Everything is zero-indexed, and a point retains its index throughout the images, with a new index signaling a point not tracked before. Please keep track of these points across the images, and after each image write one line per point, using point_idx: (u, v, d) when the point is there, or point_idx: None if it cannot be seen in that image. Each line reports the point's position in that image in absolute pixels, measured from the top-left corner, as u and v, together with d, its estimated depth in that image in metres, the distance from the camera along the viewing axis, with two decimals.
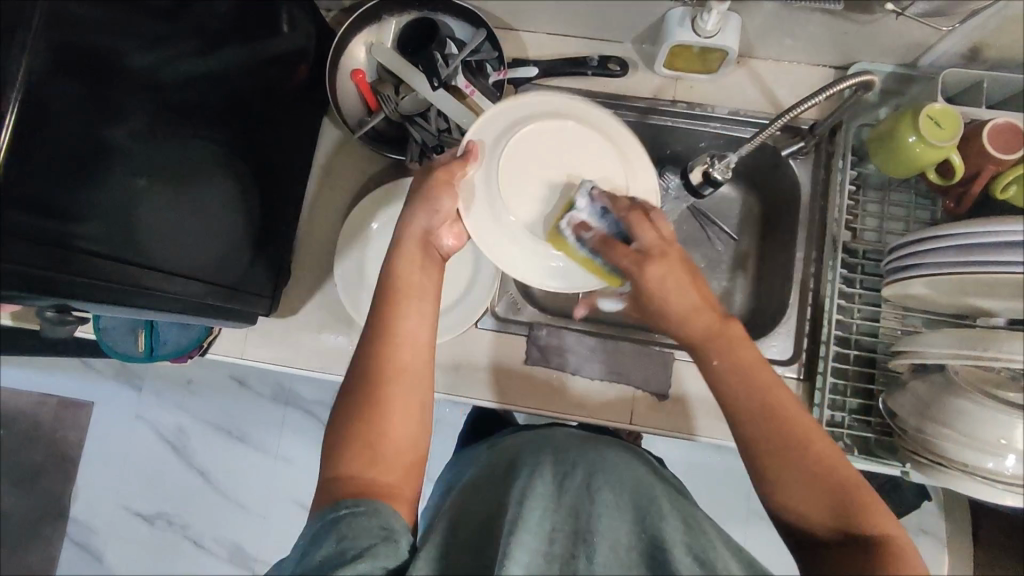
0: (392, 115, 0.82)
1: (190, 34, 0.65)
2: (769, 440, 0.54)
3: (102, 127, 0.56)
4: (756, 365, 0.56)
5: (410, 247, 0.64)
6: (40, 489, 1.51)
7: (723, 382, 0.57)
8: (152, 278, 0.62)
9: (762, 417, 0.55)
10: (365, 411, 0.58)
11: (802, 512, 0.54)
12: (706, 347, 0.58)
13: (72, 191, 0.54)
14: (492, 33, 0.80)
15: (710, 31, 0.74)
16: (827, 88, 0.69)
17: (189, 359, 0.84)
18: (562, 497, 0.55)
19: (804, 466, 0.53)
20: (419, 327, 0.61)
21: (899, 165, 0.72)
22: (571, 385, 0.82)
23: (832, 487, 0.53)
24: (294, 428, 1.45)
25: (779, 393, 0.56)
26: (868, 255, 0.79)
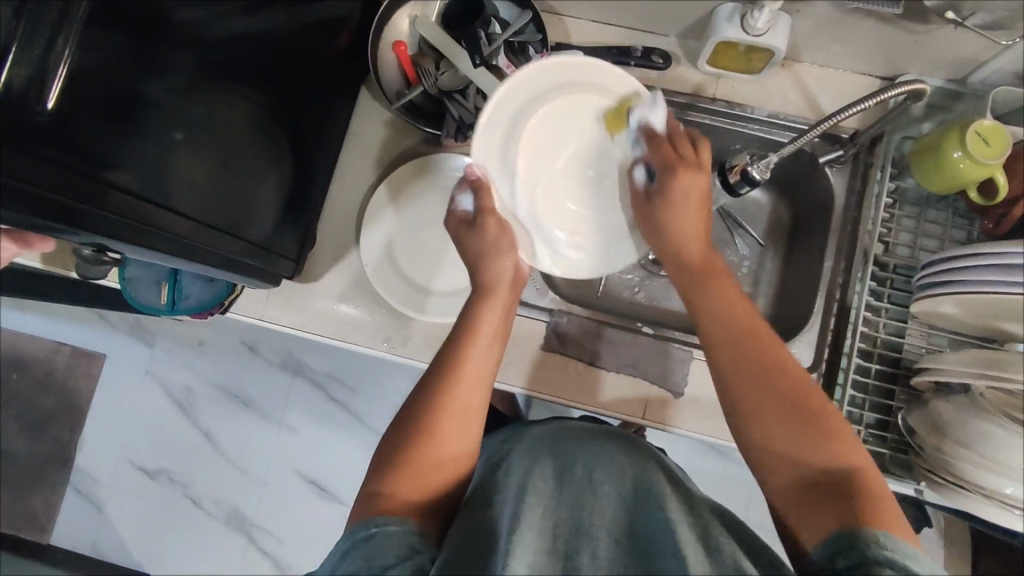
0: (431, 89, 0.82)
1: None
2: (750, 366, 0.60)
3: (148, 77, 0.57)
4: (738, 299, 0.65)
5: (491, 294, 0.70)
6: (48, 436, 1.53)
7: (712, 328, 0.63)
8: (184, 228, 0.63)
9: (753, 359, 0.60)
10: (420, 438, 0.60)
11: (773, 438, 0.57)
12: (695, 279, 0.67)
13: (112, 135, 0.54)
14: (538, 16, 0.80)
15: (761, 28, 0.73)
16: (875, 95, 0.68)
17: (209, 317, 0.84)
18: (563, 488, 0.56)
19: (779, 388, 0.58)
20: (483, 364, 0.66)
21: (940, 181, 0.71)
22: (588, 375, 0.81)
23: (811, 412, 0.57)
24: (301, 398, 1.46)
25: (755, 322, 0.63)
26: (899, 270, 0.78)
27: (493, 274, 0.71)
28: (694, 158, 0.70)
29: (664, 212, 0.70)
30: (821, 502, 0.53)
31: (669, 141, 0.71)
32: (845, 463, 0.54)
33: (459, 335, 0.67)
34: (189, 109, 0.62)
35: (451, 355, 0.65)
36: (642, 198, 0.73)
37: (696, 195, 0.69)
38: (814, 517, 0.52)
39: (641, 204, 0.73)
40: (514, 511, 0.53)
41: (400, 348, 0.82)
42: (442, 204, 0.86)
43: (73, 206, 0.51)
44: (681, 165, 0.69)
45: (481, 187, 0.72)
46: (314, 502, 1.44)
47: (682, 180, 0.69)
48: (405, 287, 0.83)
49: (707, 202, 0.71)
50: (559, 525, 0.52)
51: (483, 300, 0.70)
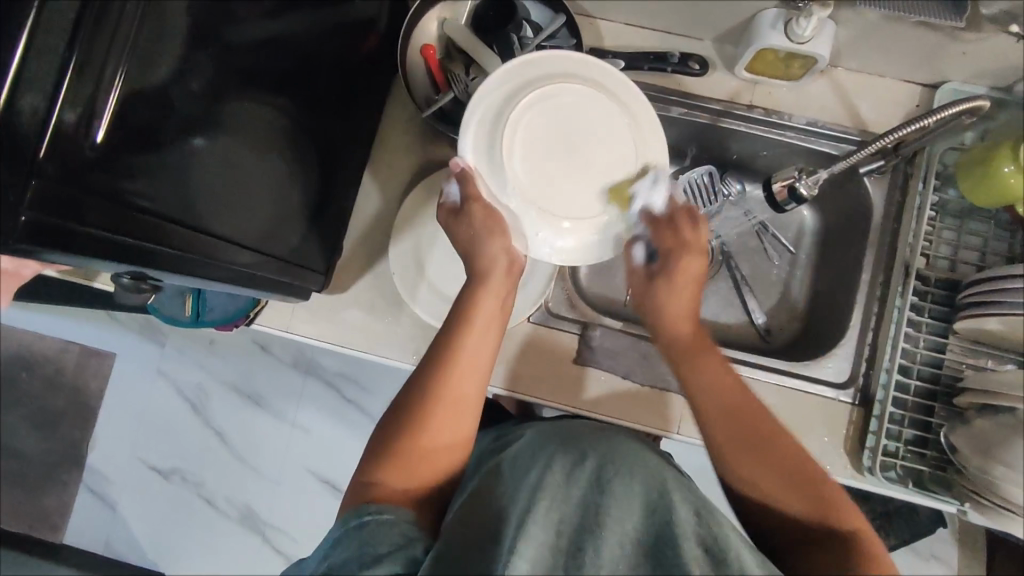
0: (461, 96, 0.79)
1: None
2: (737, 435, 0.61)
3: (184, 92, 0.54)
4: (735, 387, 0.64)
5: (490, 282, 0.67)
6: (59, 435, 1.52)
7: (702, 400, 0.64)
8: (225, 249, 0.62)
9: (736, 422, 0.61)
10: (414, 424, 0.60)
11: (759, 485, 0.58)
12: (682, 362, 0.67)
13: (157, 160, 0.53)
14: (572, 19, 0.77)
15: (806, 36, 0.71)
16: (931, 114, 0.67)
17: (234, 328, 0.83)
18: (573, 487, 0.53)
19: (763, 445, 0.60)
20: (480, 355, 0.65)
21: (987, 196, 0.70)
22: (621, 390, 0.79)
23: (800, 482, 0.57)
24: (315, 398, 1.45)
25: (741, 398, 0.63)
26: (940, 284, 0.76)
27: (489, 260, 0.67)
28: (687, 238, 0.70)
29: (662, 297, 0.70)
30: (816, 565, 0.53)
31: (674, 226, 0.70)
32: (833, 523, 0.55)
33: (454, 324, 0.65)
34: (218, 118, 0.59)
35: (445, 345, 0.64)
36: (643, 277, 0.72)
37: (688, 276, 0.70)
38: (797, 564, 0.55)
39: (641, 284, 0.72)
40: (522, 514, 0.51)
41: None
42: None
43: (122, 240, 0.51)
44: (677, 251, 0.70)
45: (468, 178, 0.67)
46: (328, 502, 1.44)
47: (688, 263, 0.70)
48: (431, 296, 0.81)
49: (699, 280, 0.71)
50: (561, 526, 0.50)
51: (475, 285, 0.67)
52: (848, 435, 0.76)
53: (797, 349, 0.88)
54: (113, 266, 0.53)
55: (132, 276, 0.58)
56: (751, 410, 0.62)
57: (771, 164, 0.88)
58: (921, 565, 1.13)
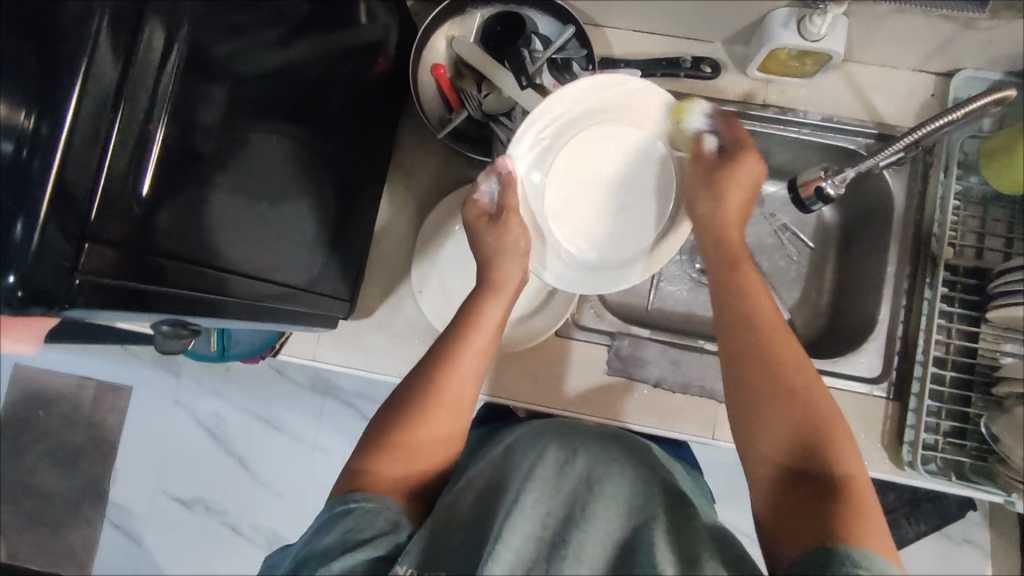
0: (475, 113, 0.79)
1: (271, 22, 0.60)
2: (760, 356, 0.58)
3: (196, 128, 0.53)
4: (774, 313, 0.62)
5: (499, 286, 0.68)
6: (80, 472, 1.51)
7: (727, 322, 0.62)
8: (240, 285, 0.61)
9: (757, 358, 0.58)
10: (410, 418, 0.60)
11: (767, 424, 0.56)
12: (728, 265, 0.66)
13: (173, 199, 0.52)
14: (580, 30, 0.77)
15: (820, 34, 0.71)
16: (964, 105, 0.66)
17: (259, 359, 0.82)
18: (560, 484, 0.54)
19: (786, 381, 0.57)
20: (481, 355, 0.64)
21: (1013, 179, 0.69)
22: (651, 398, 0.79)
23: (814, 421, 0.55)
24: (335, 419, 1.44)
25: (778, 324, 0.61)
26: (969, 273, 0.75)
27: (502, 274, 0.69)
28: (728, 145, 0.70)
29: (711, 186, 0.69)
30: (795, 520, 0.50)
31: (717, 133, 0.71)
32: (837, 471, 0.52)
33: (458, 326, 0.65)
34: (239, 151, 0.59)
35: (449, 344, 0.64)
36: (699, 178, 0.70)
37: (744, 179, 0.68)
38: (788, 520, 0.50)
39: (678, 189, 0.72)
40: (509, 504, 0.52)
41: None
42: None
43: (140, 287, 0.49)
44: (731, 156, 0.69)
45: (509, 183, 0.70)
46: None
47: (727, 168, 0.68)
48: None
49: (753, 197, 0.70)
50: (546, 520, 0.52)
51: (486, 291, 0.68)
52: (885, 430, 0.76)
53: (824, 346, 0.87)
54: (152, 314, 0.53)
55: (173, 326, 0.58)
56: (785, 336, 0.59)
57: (787, 161, 0.87)
58: (949, 548, 1.07)
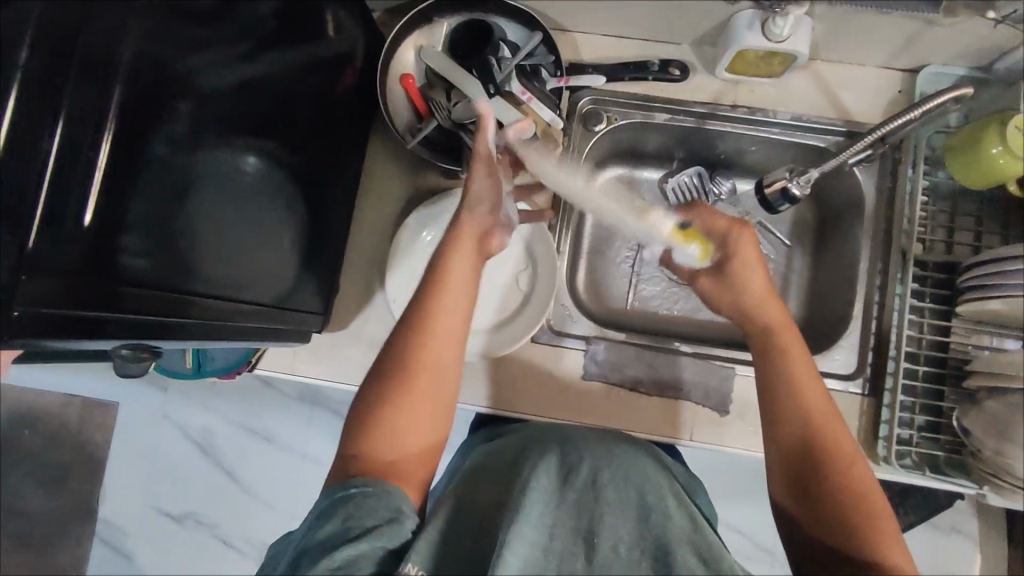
0: (444, 122, 0.79)
1: (227, 37, 0.66)
2: (805, 448, 0.59)
3: (140, 144, 0.57)
4: (824, 401, 0.61)
5: (459, 241, 0.67)
6: (68, 490, 1.50)
7: (781, 402, 0.61)
8: (200, 304, 0.62)
9: (804, 436, 0.59)
10: (390, 390, 0.60)
11: (808, 513, 0.57)
12: (767, 350, 0.65)
13: (114, 220, 0.54)
14: (549, 36, 0.77)
15: (783, 35, 0.71)
16: (920, 105, 0.67)
17: (237, 374, 0.82)
18: (566, 490, 0.52)
19: (830, 473, 0.57)
20: (454, 319, 0.64)
21: (977, 176, 0.69)
22: (628, 402, 0.79)
23: (861, 514, 0.55)
24: (323, 429, 1.44)
25: (826, 413, 0.60)
26: (938, 267, 0.76)
27: (465, 224, 0.69)
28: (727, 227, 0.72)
29: (734, 282, 0.70)
30: None
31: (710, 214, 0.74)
32: (881, 563, 0.53)
33: (427, 291, 0.64)
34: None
35: (416, 311, 0.64)
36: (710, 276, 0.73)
37: (756, 288, 0.69)
38: None
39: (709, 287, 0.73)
40: (513, 509, 0.49)
41: None
42: None
43: (83, 315, 0.50)
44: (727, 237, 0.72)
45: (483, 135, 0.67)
46: None
47: (729, 254, 0.71)
48: None
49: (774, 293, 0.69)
50: (554, 528, 0.49)
51: (445, 255, 0.67)
52: (861, 426, 0.76)
53: (802, 343, 0.87)
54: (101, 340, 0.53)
55: (132, 349, 0.57)
56: (834, 426, 0.59)
57: (760, 160, 0.87)
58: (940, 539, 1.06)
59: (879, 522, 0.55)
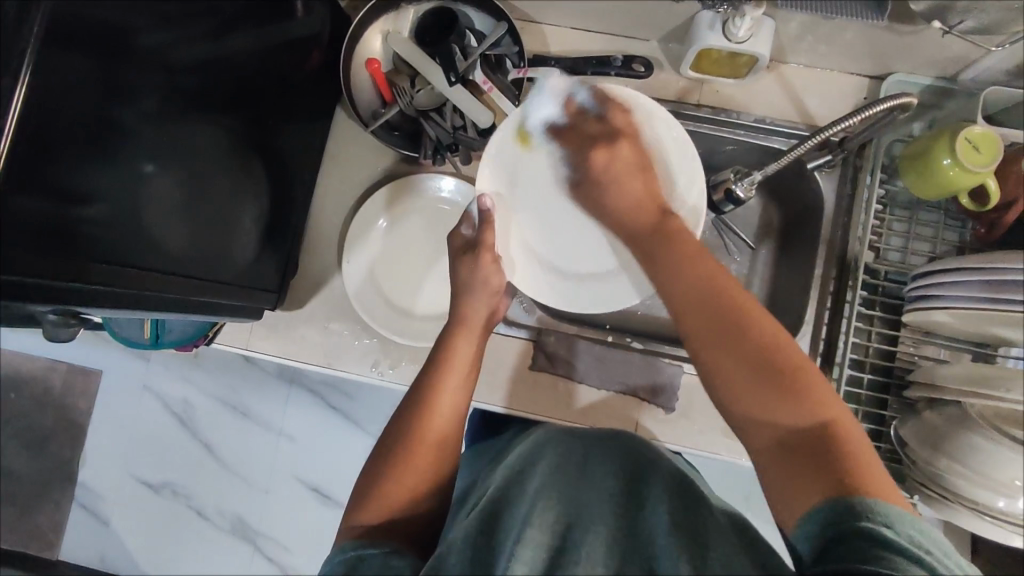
0: (407, 109, 0.80)
1: (202, 16, 0.64)
2: (716, 325, 0.53)
3: (113, 104, 0.56)
4: (711, 268, 0.57)
5: (468, 326, 0.69)
6: (48, 454, 1.53)
7: (676, 296, 0.57)
8: (146, 280, 0.60)
9: (725, 336, 0.52)
10: (396, 464, 0.60)
11: (732, 382, 0.51)
12: (649, 247, 0.63)
13: (69, 170, 0.53)
14: (513, 26, 0.76)
15: (742, 36, 0.71)
16: (865, 109, 0.66)
17: (196, 347, 0.84)
18: (567, 488, 0.52)
19: (756, 355, 0.51)
20: (458, 394, 0.65)
21: (929, 187, 0.69)
22: (576, 395, 0.80)
23: (781, 372, 0.50)
24: (299, 406, 1.46)
25: (722, 280, 0.55)
26: (890, 276, 0.76)
27: (469, 310, 0.70)
28: (619, 122, 0.69)
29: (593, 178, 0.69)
30: (793, 467, 0.48)
31: (602, 140, 0.69)
32: (821, 421, 0.48)
33: (434, 367, 0.66)
34: (169, 138, 0.62)
35: (425, 386, 0.65)
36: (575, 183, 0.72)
37: (626, 161, 0.67)
38: (790, 483, 0.47)
39: (577, 196, 0.72)
40: (525, 511, 0.50)
41: (387, 373, 0.81)
42: (424, 226, 0.84)
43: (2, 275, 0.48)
44: (609, 133, 0.69)
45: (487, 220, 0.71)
46: (316, 509, 1.45)
47: (597, 156, 0.68)
48: (384, 309, 0.81)
49: (648, 167, 0.68)
50: (558, 524, 0.48)
51: (454, 333, 0.69)
52: None
53: None
54: (25, 305, 0.51)
55: (61, 314, 0.56)
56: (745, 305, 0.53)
57: (726, 161, 0.87)
58: None
59: (804, 373, 0.50)
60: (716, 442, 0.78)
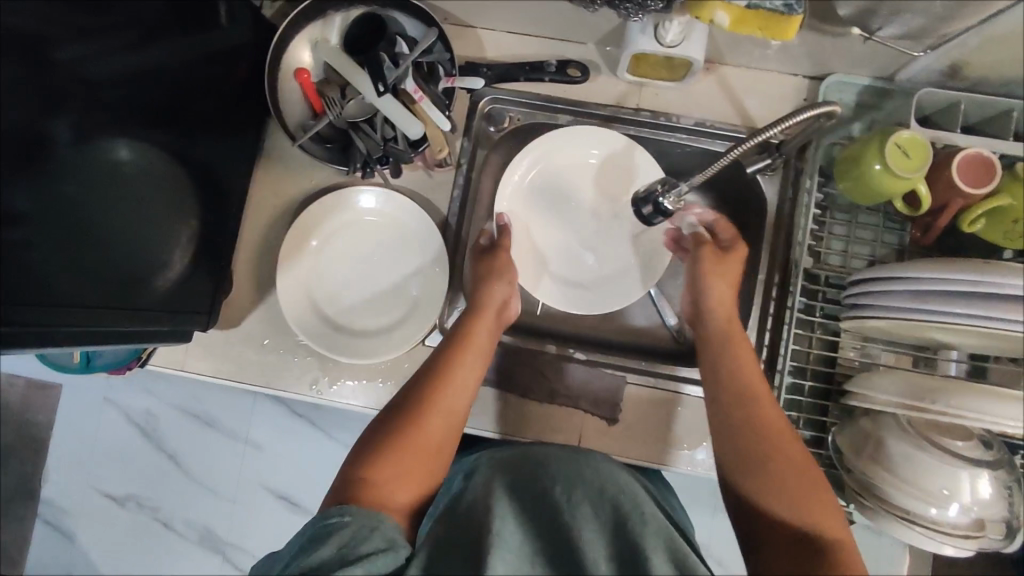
0: (338, 121, 0.77)
1: (124, 27, 0.66)
2: (760, 453, 0.60)
3: (40, 121, 0.59)
4: (792, 442, 0.60)
5: (484, 310, 0.73)
6: (8, 471, 1.48)
7: (737, 437, 0.62)
8: (61, 318, 0.57)
9: (745, 427, 0.62)
10: (407, 425, 0.61)
11: (752, 491, 0.59)
12: (725, 354, 0.68)
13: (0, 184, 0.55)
14: (445, 33, 0.75)
15: (672, 40, 0.69)
16: (789, 117, 0.59)
17: (129, 370, 0.82)
18: (537, 516, 0.51)
19: (788, 485, 0.57)
20: (471, 373, 0.67)
21: (863, 192, 0.68)
22: (519, 407, 0.79)
23: (802, 487, 0.57)
24: (265, 416, 1.42)
25: (787, 442, 0.60)
26: (831, 281, 0.76)
27: (486, 298, 0.74)
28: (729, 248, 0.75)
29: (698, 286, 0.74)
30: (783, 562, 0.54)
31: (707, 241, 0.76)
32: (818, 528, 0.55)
33: (451, 343, 0.69)
34: (88, 159, 0.63)
35: (441, 359, 0.67)
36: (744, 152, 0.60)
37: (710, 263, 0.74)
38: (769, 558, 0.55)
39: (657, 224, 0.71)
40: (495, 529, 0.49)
41: (327, 391, 0.79)
42: (363, 239, 0.82)
43: None
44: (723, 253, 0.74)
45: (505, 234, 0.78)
46: (284, 517, 1.43)
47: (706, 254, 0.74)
48: (322, 327, 0.79)
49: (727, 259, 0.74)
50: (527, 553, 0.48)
51: (472, 317, 0.72)
52: None
53: None
54: None
55: None
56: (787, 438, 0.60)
57: (671, 167, 0.86)
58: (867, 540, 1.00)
59: (829, 512, 0.56)
60: (660, 452, 0.77)
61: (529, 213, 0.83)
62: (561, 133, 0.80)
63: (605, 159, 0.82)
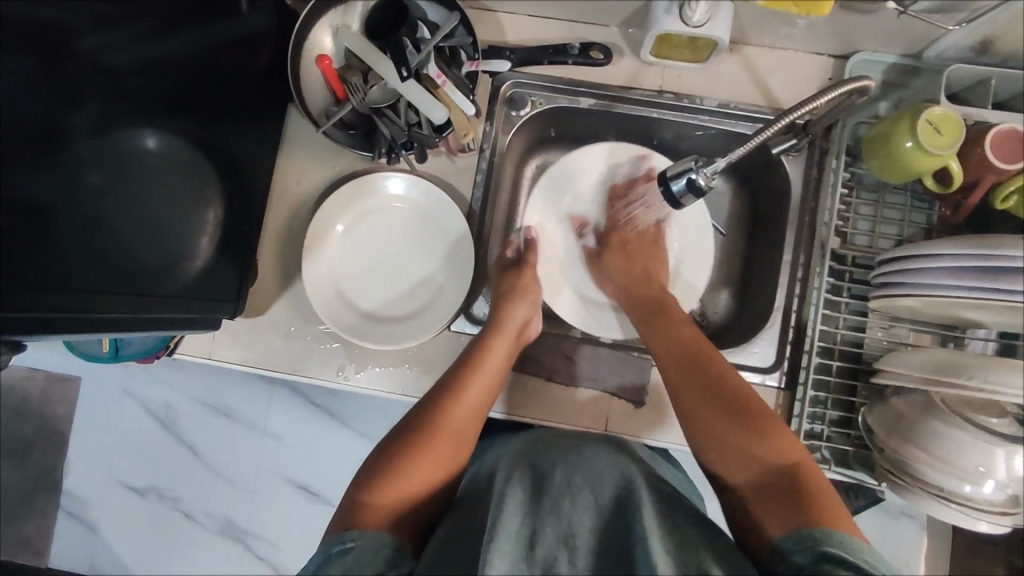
0: (360, 107, 0.77)
1: (141, 16, 0.65)
2: (720, 406, 0.63)
3: (61, 113, 0.60)
4: (749, 395, 0.64)
5: (504, 328, 0.74)
6: (29, 464, 1.49)
7: (690, 392, 0.66)
8: (90, 304, 0.58)
9: (706, 384, 0.66)
10: (419, 441, 0.61)
11: (722, 439, 0.61)
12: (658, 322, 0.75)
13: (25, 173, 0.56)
14: (467, 17, 0.74)
15: (699, 20, 0.68)
16: (824, 90, 0.62)
17: (156, 359, 0.82)
18: (540, 502, 0.50)
19: (755, 432, 0.60)
20: (485, 391, 0.68)
21: (893, 171, 0.67)
22: (547, 391, 0.79)
23: (766, 429, 0.60)
24: (283, 406, 1.43)
25: (747, 395, 0.64)
26: (857, 261, 0.76)
27: (506, 316, 0.75)
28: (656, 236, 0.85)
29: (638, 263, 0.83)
30: (769, 502, 0.55)
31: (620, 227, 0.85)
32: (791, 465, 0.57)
33: (466, 361, 0.70)
34: (108, 150, 0.65)
35: (455, 377, 0.68)
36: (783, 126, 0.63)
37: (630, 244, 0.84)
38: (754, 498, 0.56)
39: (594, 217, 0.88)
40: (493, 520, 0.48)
41: (353, 378, 0.80)
42: (387, 226, 0.83)
43: None
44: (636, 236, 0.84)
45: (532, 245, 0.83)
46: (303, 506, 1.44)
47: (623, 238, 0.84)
48: (349, 314, 0.80)
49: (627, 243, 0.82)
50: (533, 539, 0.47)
51: (490, 333, 0.73)
52: None
53: (728, 333, 0.87)
54: None
55: None
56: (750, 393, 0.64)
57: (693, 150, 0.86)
58: (889, 522, 1.00)
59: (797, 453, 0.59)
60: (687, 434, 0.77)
61: (553, 228, 0.87)
62: (588, 150, 0.84)
63: (629, 176, 0.85)
